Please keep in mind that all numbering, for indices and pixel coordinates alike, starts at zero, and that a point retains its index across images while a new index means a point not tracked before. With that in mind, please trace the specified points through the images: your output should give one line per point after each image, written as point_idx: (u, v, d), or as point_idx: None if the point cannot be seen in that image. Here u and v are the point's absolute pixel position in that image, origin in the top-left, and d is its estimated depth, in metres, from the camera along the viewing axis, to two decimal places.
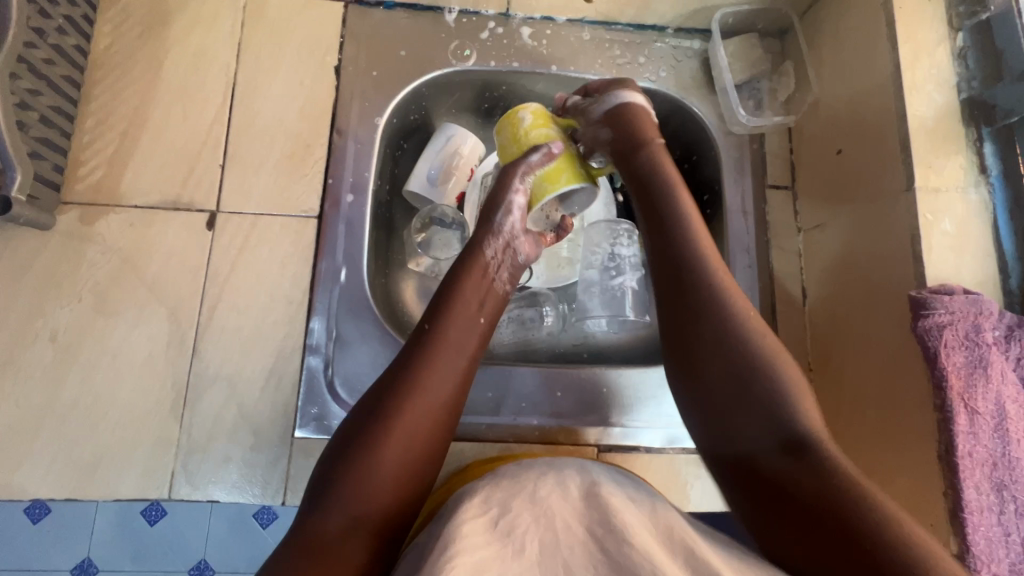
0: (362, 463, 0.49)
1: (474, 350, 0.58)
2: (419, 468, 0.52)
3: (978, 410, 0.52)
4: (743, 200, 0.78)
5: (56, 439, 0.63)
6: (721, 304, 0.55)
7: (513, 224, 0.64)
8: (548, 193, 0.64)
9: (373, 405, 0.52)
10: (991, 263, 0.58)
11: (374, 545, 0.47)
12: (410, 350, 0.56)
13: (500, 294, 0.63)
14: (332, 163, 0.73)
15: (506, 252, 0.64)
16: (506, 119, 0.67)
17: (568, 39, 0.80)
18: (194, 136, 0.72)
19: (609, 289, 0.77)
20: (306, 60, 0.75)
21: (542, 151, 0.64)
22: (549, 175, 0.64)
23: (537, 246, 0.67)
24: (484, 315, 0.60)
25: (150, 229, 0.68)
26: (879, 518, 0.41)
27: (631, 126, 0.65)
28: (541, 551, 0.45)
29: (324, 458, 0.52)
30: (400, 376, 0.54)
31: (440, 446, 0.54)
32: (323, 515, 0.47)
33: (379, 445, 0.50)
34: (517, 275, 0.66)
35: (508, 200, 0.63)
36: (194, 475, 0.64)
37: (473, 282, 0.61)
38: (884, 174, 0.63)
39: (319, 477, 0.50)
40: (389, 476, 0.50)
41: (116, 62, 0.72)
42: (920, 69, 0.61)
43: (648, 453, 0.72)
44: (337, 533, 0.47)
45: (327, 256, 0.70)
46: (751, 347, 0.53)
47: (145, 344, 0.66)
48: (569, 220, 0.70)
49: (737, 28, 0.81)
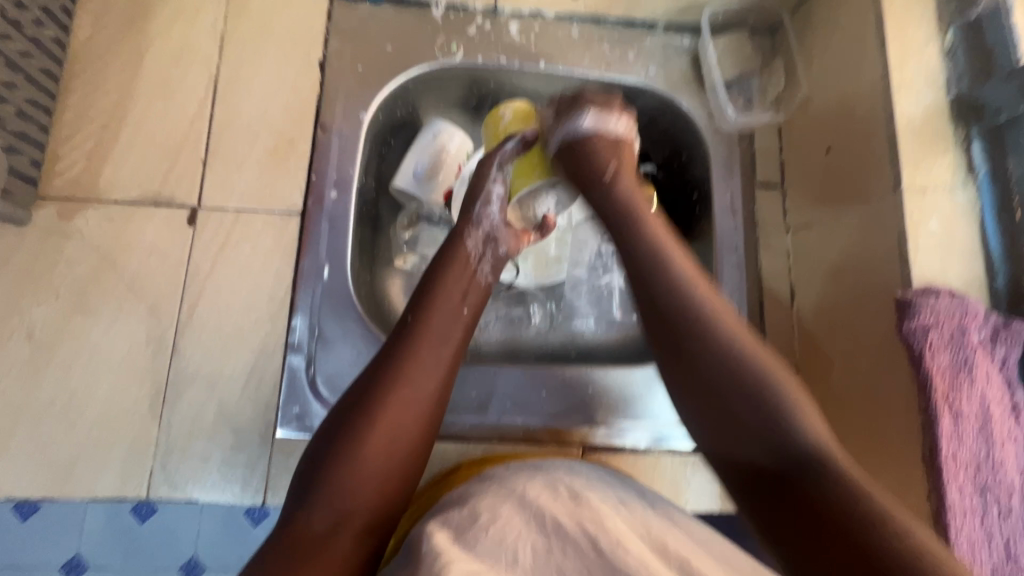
0: (345, 459, 0.48)
1: (459, 340, 0.57)
2: (405, 462, 0.50)
3: (963, 412, 0.52)
4: (732, 199, 0.77)
5: (32, 437, 0.62)
6: (702, 318, 0.52)
7: (491, 215, 0.64)
8: (522, 187, 0.66)
9: (358, 399, 0.51)
10: (977, 264, 0.57)
11: (363, 541, 0.47)
12: (392, 341, 0.55)
13: (482, 285, 0.62)
14: (316, 159, 0.72)
15: (487, 244, 0.64)
16: (490, 115, 0.71)
17: (556, 35, 0.80)
18: (175, 131, 0.71)
19: (595, 288, 0.82)
20: (290, 54, 0.74)
21: (516, 140, 0.65)
22: (519, 169, 0.67)
23: (520, 240, 0.66)
24: (469, 305, 0.59)
25: (130, 225, 0.67)
26: (873, 526, 0.39)
27: (596, 163, 0.61)
28: (534, 560, 0.44)
29: (307, 454, 0.50)
30: (385, 367, 0.53)
31: (428, 439, 0.53)
32: (307, 513, 0.46)
33: (365, 439, 0.49)
34: (499, 268, 0.65)
35: (486, 190, 0.65)
36: (172, 475, 0.63)
37: (456, 272, 0.60)
38: (871, 173, 0.62)
39: (302, 474, 0.49)
40: (374, 472, 0.48)
41: (97, 54, 0.71)
42: (909, 66, 0.61)
43: (633, 454, 0.71)
44: (322, 531, 0.46)
45: (310, 254, 0.70)
46: (741, 358, 0.50)
47: (124, 342, 0.65)
48: (550, 219, 0.69)
49: (727, 25, 0.81)
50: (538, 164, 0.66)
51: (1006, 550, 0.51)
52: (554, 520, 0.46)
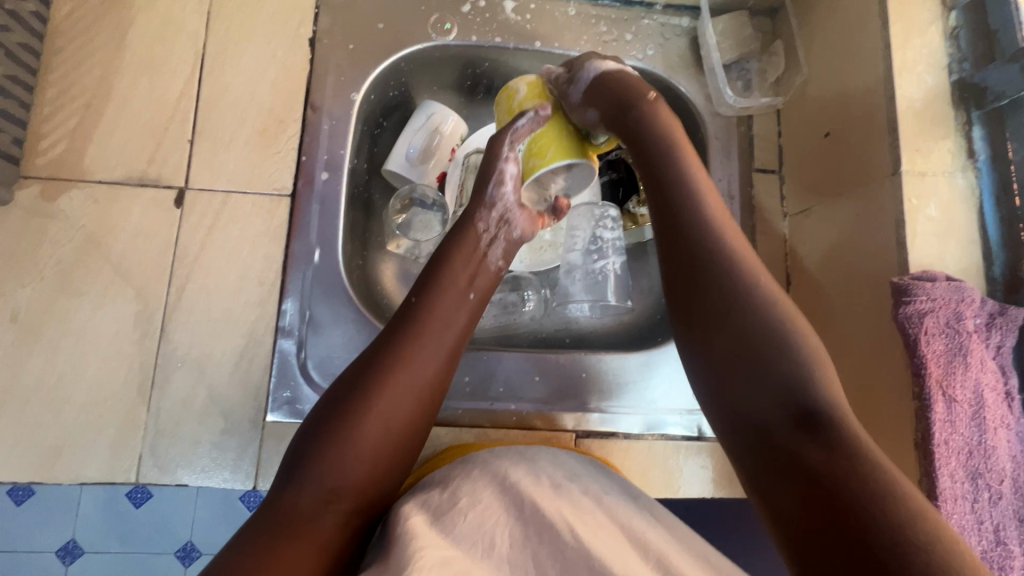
0: (339, 438, 0.47)
1: (463, 326, 0.56)
2: (399, 445, 0.50)
3: (957, 398, 0.52)
4: (729, 184, 0.76)
5: (18, 421, 0.61)
6: (731, 264, 0.52)
7: (507, 197, 0.63)
8: (538, 168, 0.62)
9: (353, 380, 0.50)
10: (974, 250, 0.57)
11: (349, 521, 0.46)
12: (395, 324, 0.54)
13: (491, 271, 0.61)
14: (306, 140, 0.71)
15: (499, 226, 0.62)
16: (502, 91, 0.65)
17: (553, 14, 0.78)
18: (162, 110, 0.69)
19: (591, 273, 0.75)
20: (279, 31, 0.72)
21: (530, 117, 0.61)
22: (535, 146, 0.62)
23: (535, 221, 0.65)
24: (474, 292, 0.58)
25: (115, 206, 0.66)
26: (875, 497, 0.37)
27: (618, 95, 0.62)
28: (512, 545, 0.44)
29: (300, 430, 0.50)
30: (384, 350, 0.52)
31: (423, 424, 0.52)
32: (296, 489, 0.46)
33: (359, 420, 0.48)
34: (512, 252, 0.64)
35: (499, 170, 0.62)
36: (162, 459, 0.62)
37: (462, 257, 0.59)
38: (871, 157, 0.61)
39: (294, 450, 0.49)
40: (367, 452, 0.48)
41: (79, 30, 0.69)
42: (911, 48, 0.60)
43: (625, 440, 0.70)
44: (310, 507, 0.45)
45: (301, 237, 0.68)
46: (765, 319, 0.49)
47: (111, 325, 0.64)
48: (563, 202, 0.67)
49: (727, 6, 0.79)
50: (553, 141, 0.62)
51: (996, 535, 0.51)
52: (533, 506, 0.46)
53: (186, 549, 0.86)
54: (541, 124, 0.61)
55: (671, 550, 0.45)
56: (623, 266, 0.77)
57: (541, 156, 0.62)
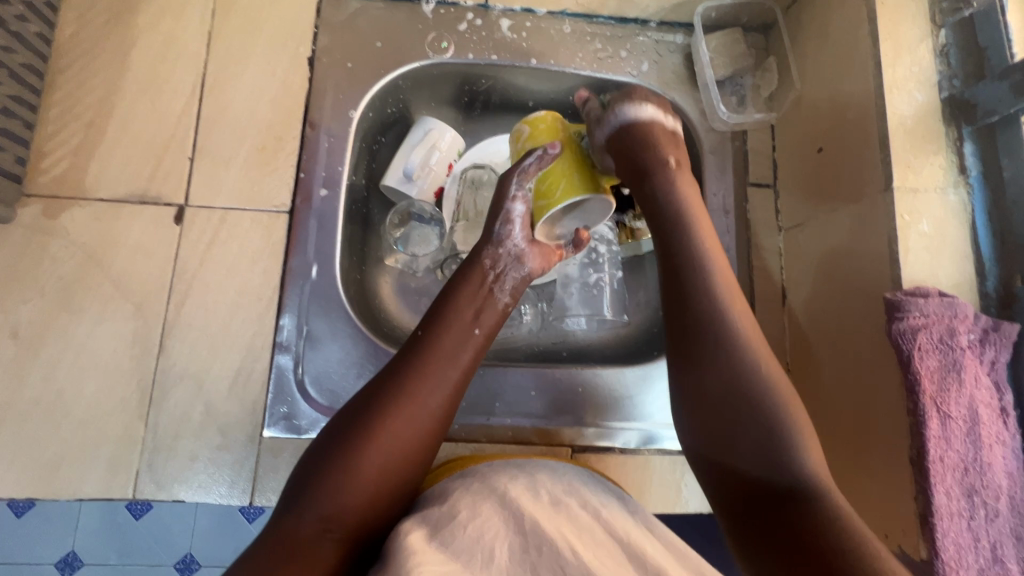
0: (340, 466, 0.47)
1: (470, 360, 0.56)
2: (400, 477, 0.49)
3: (951, 414, 0.52)
4: (724, 199, 0.78)
5: (17, 438, 0.61)
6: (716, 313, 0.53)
7: (514, 234, 0.61)
8: (547, 210, 0.60)
9: (358, 409, 0.51)
10: (968, 265, 0.57)
11: (347, 549, 0.46)
12: (402, 357, 0.55)
13: (499, 308, 0.60)
14: (304, 157, 0.72)
15: (510, 263, 0.62)
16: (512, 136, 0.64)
17: (548, 32, 0.79)
18: (162, 128, 0.70)
19: (587, 286, 0.76)
20: (278, 51, 0.74)
21: (537, 155, 0.58)
22: (545, 183, 0.60)
23: (549, 260, 0.64)
24: (481, 326, 0.58)
25: (116, 223, 0.67)
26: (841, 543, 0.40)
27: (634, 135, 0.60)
28: (510, 557, 0.43)
29: (306, 456, 0.50)
30: (391, 380, 0.52)
31: (426, 458, 0.52)
32: (298, 515, 0.46)
33: (362, 450, 0.48)
34: (522, 289, 0.63)
35: (506, 209, 0.61)
36: (159, 475, 0.63)
37: (470, 290, 0.59)
38: (862, 173, 0.62)
39: (298, 475, 0.49)
40: (369, 482, 0.47)
41: (82, 50, 0.70)
42: (901, 66, 0.60)
43: (622, 454, 0.71)
44: (309, 534, 0.45)
45: (298, 252, 0.69)
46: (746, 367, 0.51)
47: (110, 341, 0.65)
48: (583, 235, 0.64)
49: (720, 23, 0.80)
50: (562, 177, 0.59)
51: (993, 553, 0.50)
52: (533, 521, 0.45)
53: (186, 562, 0.86)
54: (548, 161, 0.59)
55: (666, 564, 0.43)
56: (618, 280, 0.78)
57: (549, 196, 0.60)
